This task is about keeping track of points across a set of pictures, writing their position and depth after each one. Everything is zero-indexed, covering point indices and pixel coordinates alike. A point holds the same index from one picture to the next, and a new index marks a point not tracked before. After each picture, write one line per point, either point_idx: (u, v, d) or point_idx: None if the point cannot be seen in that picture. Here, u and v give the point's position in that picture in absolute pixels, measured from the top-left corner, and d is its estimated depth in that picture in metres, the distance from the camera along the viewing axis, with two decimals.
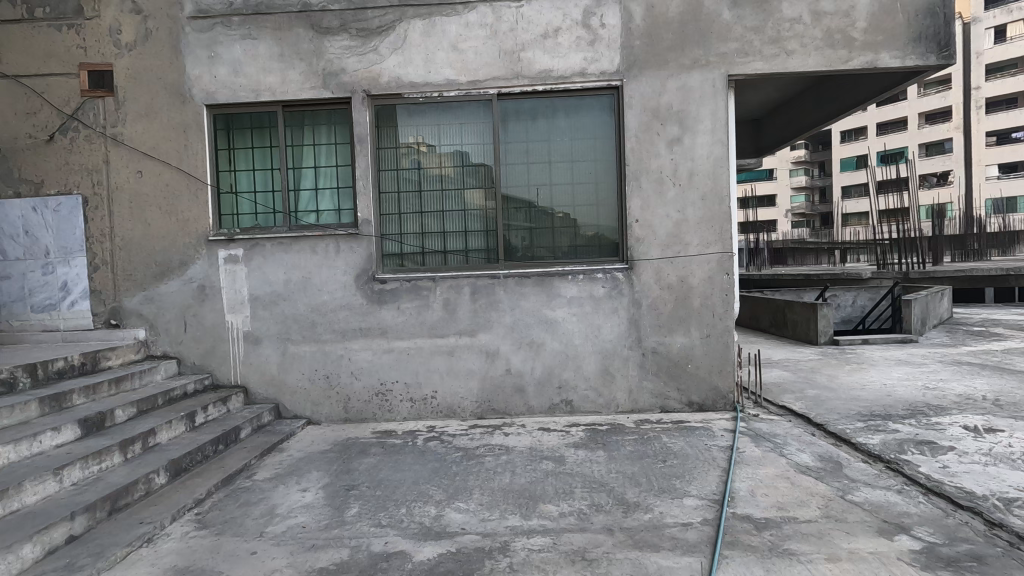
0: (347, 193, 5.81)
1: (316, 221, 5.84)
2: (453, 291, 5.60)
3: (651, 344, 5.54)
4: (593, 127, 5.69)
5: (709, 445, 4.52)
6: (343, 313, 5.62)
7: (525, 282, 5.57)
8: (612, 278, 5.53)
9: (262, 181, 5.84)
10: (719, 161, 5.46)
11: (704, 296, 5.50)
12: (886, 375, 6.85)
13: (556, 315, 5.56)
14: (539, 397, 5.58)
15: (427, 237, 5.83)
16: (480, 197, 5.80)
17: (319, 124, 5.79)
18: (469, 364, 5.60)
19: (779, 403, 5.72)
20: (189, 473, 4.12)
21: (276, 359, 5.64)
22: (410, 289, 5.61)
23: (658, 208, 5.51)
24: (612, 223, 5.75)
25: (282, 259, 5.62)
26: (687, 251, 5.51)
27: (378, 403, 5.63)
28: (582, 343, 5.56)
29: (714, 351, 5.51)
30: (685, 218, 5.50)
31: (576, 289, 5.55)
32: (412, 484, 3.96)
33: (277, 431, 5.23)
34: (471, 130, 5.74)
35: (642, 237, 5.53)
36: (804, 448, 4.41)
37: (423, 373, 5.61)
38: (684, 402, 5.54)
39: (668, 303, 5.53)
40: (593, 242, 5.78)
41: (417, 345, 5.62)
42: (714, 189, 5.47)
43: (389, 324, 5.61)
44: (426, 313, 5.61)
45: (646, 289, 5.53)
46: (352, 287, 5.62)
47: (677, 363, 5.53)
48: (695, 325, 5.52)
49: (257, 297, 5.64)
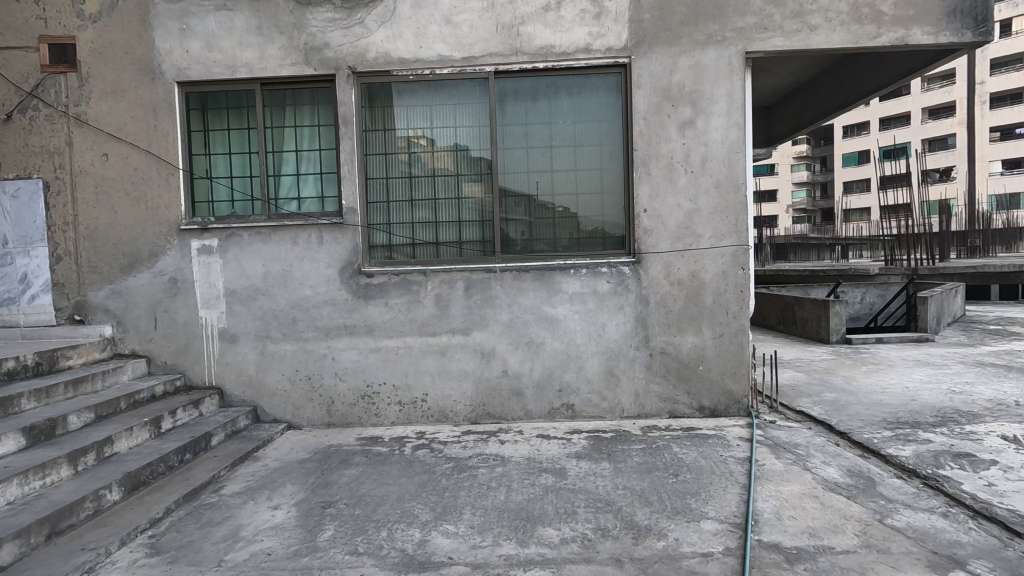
0: (331, 179, 5.37)
1: (298, 209, 5.40)
2: (446, 286, 5.18)
3: (659, 344, 5.12)
4: (598, 108, 5.25)
5: (724, 456, 4.11)
6: (326, 309, 5.20)
7: (523, 277, 5.15)
8: (617, 273, 5.11)
9: (239, 165, 5.40)
10: (734, 146, 5.02)
11: (718, 294, 5.09)
12: (906, 377, 6.45)
13: (557, 312, 5.14)
14: (538, 401, 5.17)
15: (417, 228, 5.40)
16: (475, 184, 5.36)
17: (301, 104, 5.34)
18: (463, 365, 5.18)
19: (797, 408, 5.31)
20: (148, 488, 3.71)
21: (254, 358, 5.22)
22: (400, 283, 5.19)
23: (668, 197, 5.08)
24: (618, 214, 5.32)
25: (260, 251, 5.19)
26: (700, 244, 5.08)
27: (365, 406, 5.21)
28: (585, 343, 5.14)
29: (728, 353, 5.10)
30: (697, 208, 5.08)
31: (579, 285, 5.13)
32: (396, 502, 3.55)
33: (253, 438, 4.80)
34: (466, 111, 5.30)
35: (651, 228, 5.11)
36: (830, 460, 4.00)
37: (413, 375, 5.20)
38: (694, 406, 5.13)
39: (678, 301, 5.11)
40: (598, 234, 5.35)
41: (406, 345, 5.19)
42: (729, 177, 5.04)
43: (376, 322, 5.19)
44: (417, 309, 5.19)
45: (655, 285, 5.11)
46: (337, 281, 5.19)
47: (687, 364, 5.12)
48: (707, 324, 5.11)
49: (233, 292, 5.21)
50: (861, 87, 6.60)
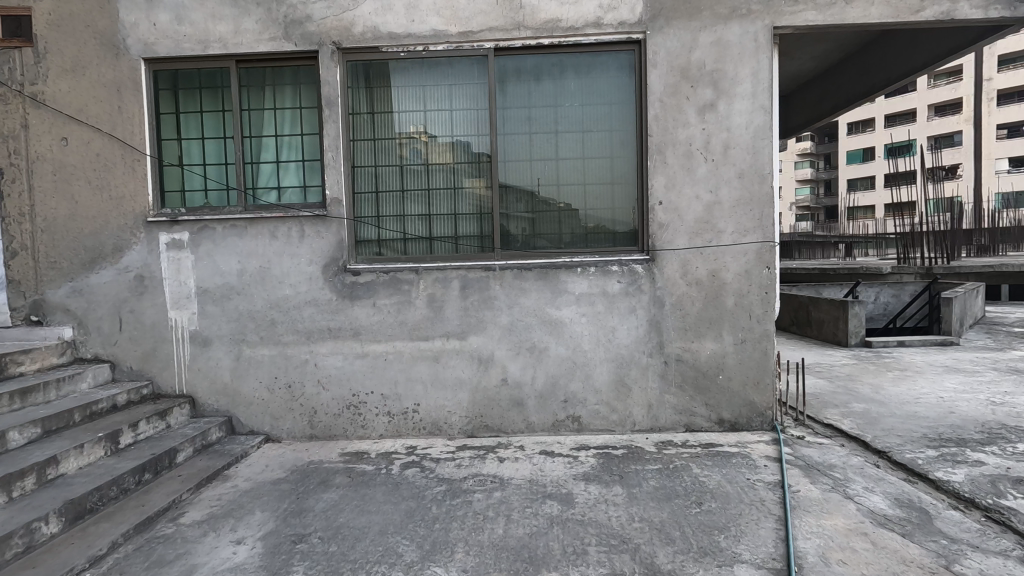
0: (314, 167, 4.88)
1: (278, 200, 4.91)
2: (439, 285, 4.70)
3: (675, 350, 4.64)
4: (608, 90, 4.76)
5: (752, 480, 3.64)
6: (308, 310, 4.72)
7: (525, 275, 4.67)
8: (629, 272, 4.63)
9: (214, 152, 4.91)
10: (760, 132, 4.53)
11: (740, 296, 4.61)
12: (938, 386, 5.96)
13: (562, 315, 4.66)
14: (541, 413, 4.69)
15: (408, 221, 4.92)
16: (472, 174, 4.88)
17: (282, 85, 4.86)
18: (458, 373, 4.71)
19: (825, 421, 4.83)
20: (94, 518, 3.24)
21: (228, 364, 4.75)
22: (389, 282, 4.71)
23: (686, 188, 4.59)
24: (630, 208, 4.84)
25: (235, 246, 4.71)
26: (720, 240, 4.60)
27: (350, 417, 4.74)
28: (592, 349, 4.66)
29: (750, 361, 4.63)
30: (718, 200, 4.59)
31: (586, 285, 4.65)
32: (378, 537, 3.07)
33: (225, 453, 4.33)
34: (463, 93, 4.81)
35: (667, 223, 4.62)
36: (872, 487, 3.53)
37: (404, 383, 4.72)
38: (713, 419, 4.66)
39: (696, 303, 4.63)
40: (608, 229, 4.87)
41: (395, 350, 4.72)
42: (754, 167, 4.55)
43: (363, 324, 4.71)
44: (408, 311, 4.71)
45: (671, 286, 4.62)
46: (319, 279, 4.71)
47: (705, 373, 4.64)
48: (729, 329, 4.63)
49: (205, 291, 4.73)
50: (905, 64, 6.07)
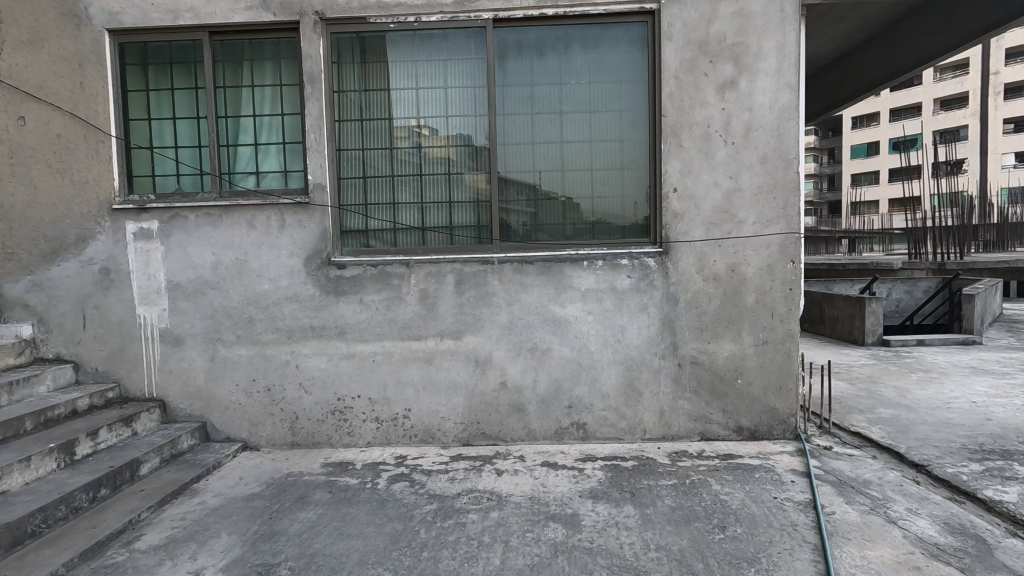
0: (296, 150, 4.47)
1: (256, 186, 4.49)
2: (432, 281, 4.30)
3: (690, 352, 4.25)
4: (618, 66, 4.34)
5: (780, 500, 3.25)
6: (289, 306, 4.32)
7: (526, 269, 4.27)
8: (640, 266, 4.23)
9: (186, 132, 4.50)
10: (785, 112, 4.11)
11: (761, 292, 4.21)
12: (968, 389, 5.56)
13: (567, 313, 4.26)
14: (543, 420, 4.30)
15: (399, 210, 4.51)
16: (469, 159, 4.46)
17: (260, 60, 4.43)
18: (453, 375, 4.31)
19: (853, 430, 4.43)
20: (36, 544, 2.85)
21: (203, 365, 4.36)
22: (377, 277, 4.30)
23: (703, 175, 4.18)
24: (642, 196, 4.43)
25: (209, 236, 4.31)
26: (740, 232, 4.19)
27: (335, 423, 4.35)
28: (600, 351, 4.26)
29: (772, 364, 4.23)
30: (738, 188, 4.17)
31: (593, 280, 4.25)
32: (356, 569, 2.69)
33: (196, 464, 3.94)
34: (459, 69, 4.39)
35: (682, 212, 4.21)
36: (917, 508, 3.14)
37: (393, 387, 4.33)
38: (731, 427, 4.27)
39: (713, 301, 4.23)
40: (616, 218, 4.47)
41: (384, 350, 4.32)
42: (778, 151, 4.13)
43: (349, 323, 4.32)
44: (398, 308, 4.31)
45: (685, 281, 4.22)
46: (301, 273, 4.31)
47: (723, 377, 4.25)
48: (749, 329, 4.23)
49: (177, 285, 4.33)
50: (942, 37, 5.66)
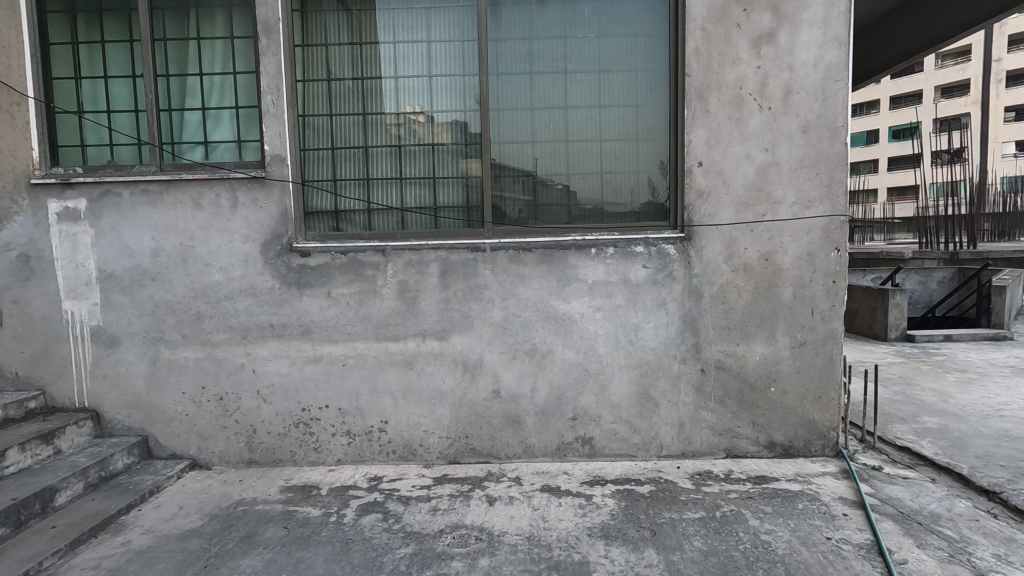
0: (251, 116, 3.77)
1: (204, 158, 3.80)
2: (413, 271, 3.65)
3: (715, 355, 3.63)
4: (634, 16, 3.66)
5: (837, 543, 2.64)
6: (244, 301, 3.67)
7: (523, 257, 3.62)
8: (658, 254, 3.59)
9: (122, 94, 3.80)
10: (833, 71, 3.45)
11: (798, 286, 3.58)
12: (1017, 393, 4.98)
13: (571, 310, 3.63)
14: (543, 433, 3.68)
15: (374, 186, 3.84)
16: (456, 126, 3.78)
17: (209, 8, 3.74)
18: (437, 383, 3.68)
19: (900, 444, 3.83)
20: None
21: (143, 370, 3.70)
22: (348, 267, 3.65)
23: (733, 146, 3.53)
24: (657, 172, 3.78)
25: (148, 217, 3.63)
26: (776, 214, 3.55)
27: (300, 438, 3.72)
28: (610, 354, 3.63)
29: (811, 369, 3.63)
30: (775, 162, 3.52)
31: (602, 271, 3.61)
32: None
33: (129, 489, 3.30)
34: (445, 19, 3.70)
35: (708, 190, 3.56)
36: (1006, 554, 2.54)
37: (367, 396, 3.69)
38: (762, 443, 3.67)
39: (743, 295, 3.60)
40: (627, 197, 3.82)
41: (356, 353, 3.68)
42: (822, 118, 3.48)
43: (315, 321, 3.67)
44: (372, 303, 3.66)
45: (711, 272, 3.59)
46: (257, 262, 3.64)
47: (753, 384, 3.65)
48: (784, 329, 3.61)
49: (111, 275, 3.66)
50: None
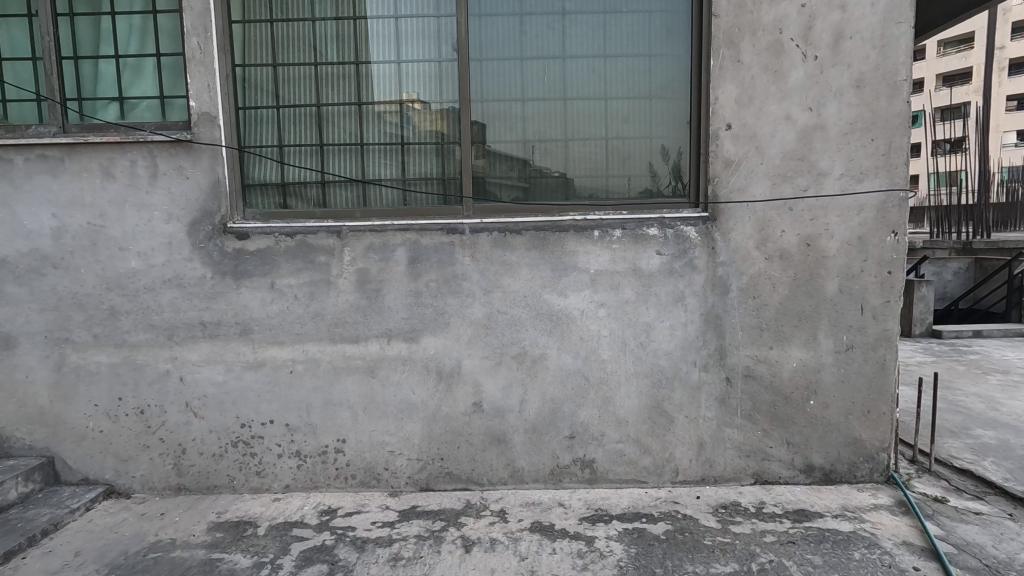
0: (177, 67, 3.07)
1: (119, 118, 3.10)
2: (375, 257, 2.98)
3: (743, 362, 2.99)
4: None
5: None
6: (168, 294, 2.99)
7: (509, 242, 2.96)
8: (675, 238, 2.94)
9: (17, 38, 3.08)
10: (894, 11, 2.77)
11: (846, 277, 2.94)
12: None
13: (568, 306, 2.97)
14: (534, 455, 3.04)
15: (329, 154, 3.15)
16: (430, 80, 3.08)
17: None
18: (405, 394, 3.03)
19: (961, 466, 3.21)
20: None
21: (45, 378, 3.03)
22: (295, 252, 2.97)
23: (769, 105, 2.86)
24: (657, 153, 3.12)
25: (47, 190, 2.94)
26: (821, 189, 2.89)
27: (239, 460, 3.07)
28: (615, 360, 2.99)
29: (858, 378, 2.99)
30: (821, 124, 2.86)
31: (606, 259, 2.95)
32: None
33: (18, 527, 2.64)
34: None
35: (738, 159, 2.90)
36: None
37: (320, 410, 3.04)
38: (797, 467, 3.05)
39: (778, 289, 2.95)
40: (630, 176, 3.15)
41: (306, 358, 3.02)
42: (880, 70, 2.81)
43: (255, 318, 3.00)
44: (325, 297, 2.99)
45: (740, 261, 2.94)
46: (183, 247, 2.96)
47: (788, 397, 3.01)
48: (826, 330, 2.97)
49: (3, 262, 2.97)
50: None
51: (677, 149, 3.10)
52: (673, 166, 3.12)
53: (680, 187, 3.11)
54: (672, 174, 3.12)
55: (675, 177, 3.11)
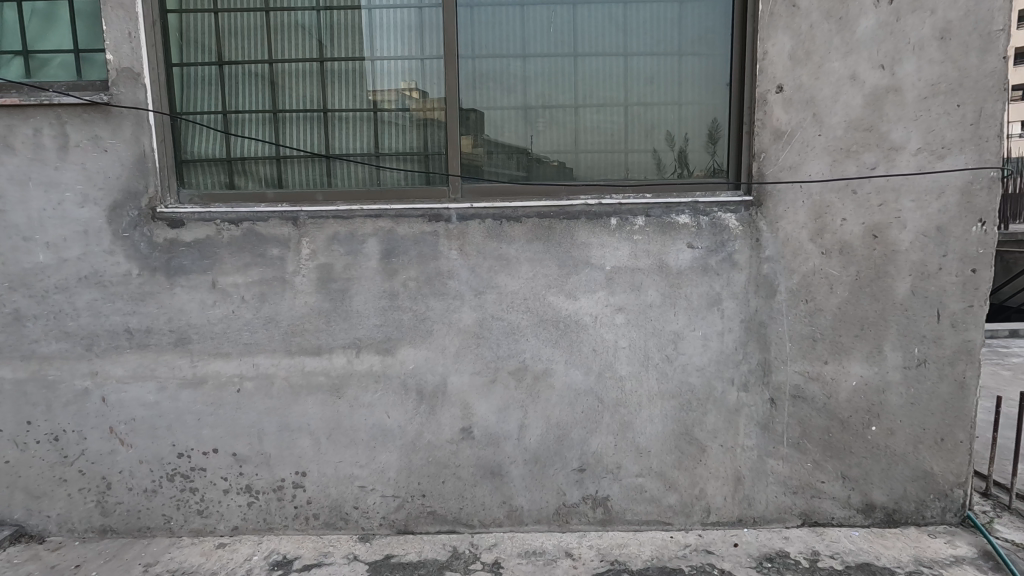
0: (96, 16, 2.49)
1: (23, 78, 2.50)
2: (340, 251, 2.41)
3: (791, 379, 2.45)
4: None
5: None
6: (86, 295, 2.42)
7: (506, 232, 2.40)
8: (711, 228, 2.39)
9: None
10: None
11: (919, 277, 2.38)
12: None
13: (578, 311, 2.42)
14: (537, 492, 2.51)
15: (286, 123, 2.57)
16: (410, 31, 2.49)
17: None
18: (379, 417, 2.48)
19: None
20: None
21: None
22: (242, 244, 2.41)
23: (831, 61, 2.29)
24: (666, 135, 2.57)
25: None
26: (893, 167, 2.33)
27: (178, 497, 2.52)
28: (636, 376, 2.44)
29: (932, 400, 2.45)
30: (894, 86, 2.29)
31: (626, 253, 2.40)
32: None
33: None
34: None
35: (789, 130, 2.34)
36: None
37: (275, 437, 2.49)
38: (854, 507, 2.51)
39: (837, 291, 2.40)
40: (652, 151, 2.58)
41: (258, 374, 2.46)
42: (971, 16, 2.24)
43: (194, 325, 2.44)
44: (279, 299, 2.43)
45: (790, 256, 2.38)
46: (103, 237, 2.39)
47: (845, 422, 2.47)
48: (894, 341, 2.43)
49: None
50: None
51: (689, 131, 2.55)
52: (697, 143, 2.56)
53: (688, 174, 2.57)
54: (690, 154, 2.57)
55: (686, 161, 2.57)
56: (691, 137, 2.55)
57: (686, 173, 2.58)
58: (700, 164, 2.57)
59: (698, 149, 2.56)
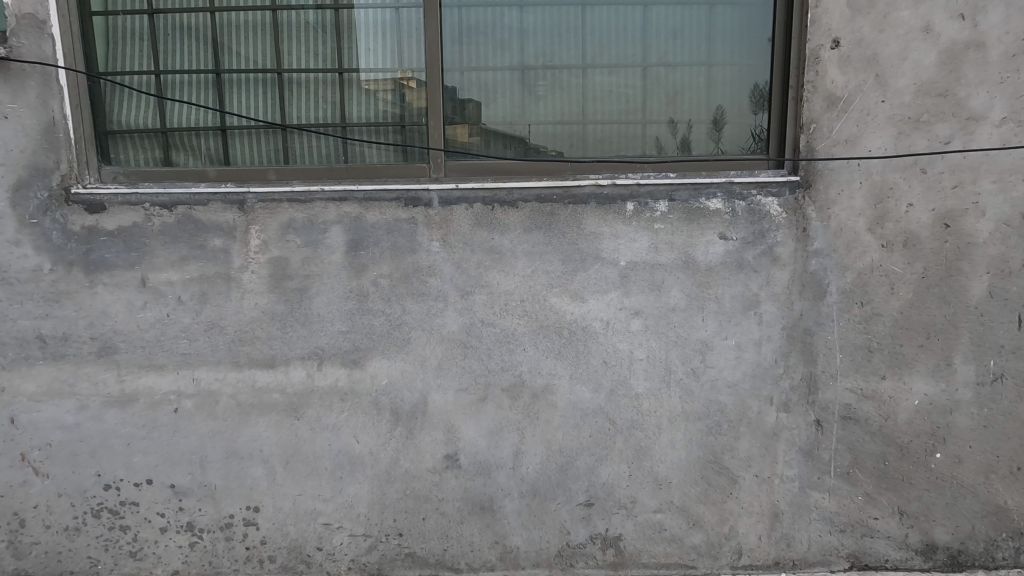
0: None
1: None
2: (297, 241, 1.98)
3: (841, 397, 2.04)
4: None
5: None
6: None
7: (499, 219, 1.97)
8: (748, 216, 1.96)
9: None
10: None
11: (998, 275, 1.97)
12: None
13: (586, 315, 2.00)
14: (536, 530, 2.10)
15: (234, 85, 2.13)
16: None
17: None
18: (346, 442, 2.06)
19: None
20: None
21: None
22: (177, 233, 1.98)
23: (898, 10, 1.86)
24: (691, 103, 2.13)
25: None
26: (971, 141, 1.91)
27: (106, 536, 2.11)
28: (656, 394, 2.03)
29: (1009, 422, 2.04)
30: (975, 41, 1.87)
31: (645, 245, 1.97)
32: None
33: None
34: None
35: (846, 95, 1.91)
36: None
37: (221, 465, 2.07)
38: (912, 548, 2.11)
39: (898, 292, 1.99)
40: (675, 120, 2.14)
41: (198, 390, 2.04)
42: None
43: (121, 332, 2.01)
44: (223, 300, 2.00)
45: (843, 250, 1.97)
46: (5, 223, 1.95)
47: (903, 449, 2.07)
48: (965, 352, 2.01)
49: None
50: None
51: (718, 98, 2.12)
52: (729, 112, 2.12)
53: (717, 150, 2.14)
54: (720, 125, 2.13)
55: (716, 134, 2.13)
56: (722, 105, 2.12)
57: (715, 149, 2.14)
58: (732, 139, 2.13)
59: (730, 120, 2.12)
